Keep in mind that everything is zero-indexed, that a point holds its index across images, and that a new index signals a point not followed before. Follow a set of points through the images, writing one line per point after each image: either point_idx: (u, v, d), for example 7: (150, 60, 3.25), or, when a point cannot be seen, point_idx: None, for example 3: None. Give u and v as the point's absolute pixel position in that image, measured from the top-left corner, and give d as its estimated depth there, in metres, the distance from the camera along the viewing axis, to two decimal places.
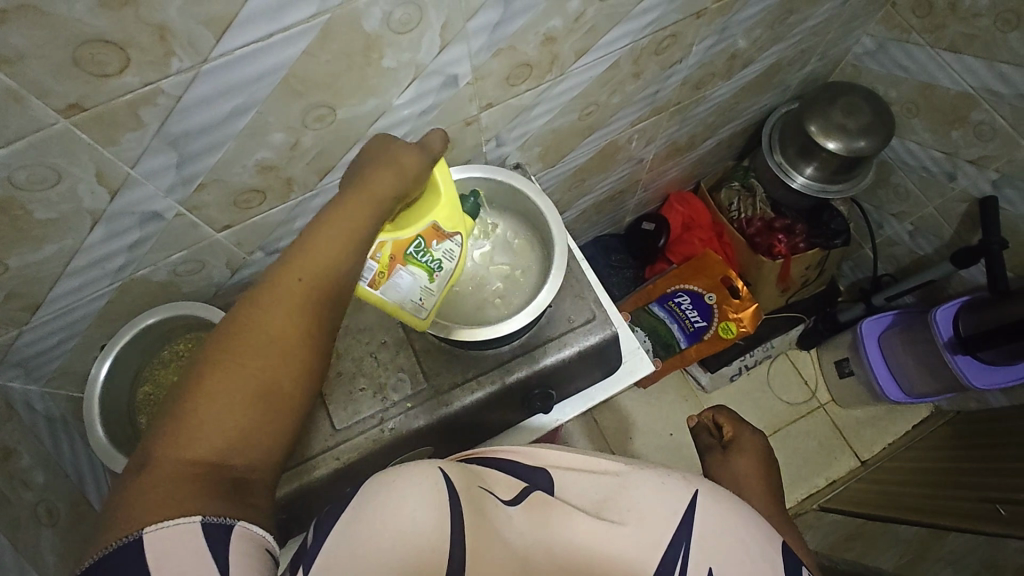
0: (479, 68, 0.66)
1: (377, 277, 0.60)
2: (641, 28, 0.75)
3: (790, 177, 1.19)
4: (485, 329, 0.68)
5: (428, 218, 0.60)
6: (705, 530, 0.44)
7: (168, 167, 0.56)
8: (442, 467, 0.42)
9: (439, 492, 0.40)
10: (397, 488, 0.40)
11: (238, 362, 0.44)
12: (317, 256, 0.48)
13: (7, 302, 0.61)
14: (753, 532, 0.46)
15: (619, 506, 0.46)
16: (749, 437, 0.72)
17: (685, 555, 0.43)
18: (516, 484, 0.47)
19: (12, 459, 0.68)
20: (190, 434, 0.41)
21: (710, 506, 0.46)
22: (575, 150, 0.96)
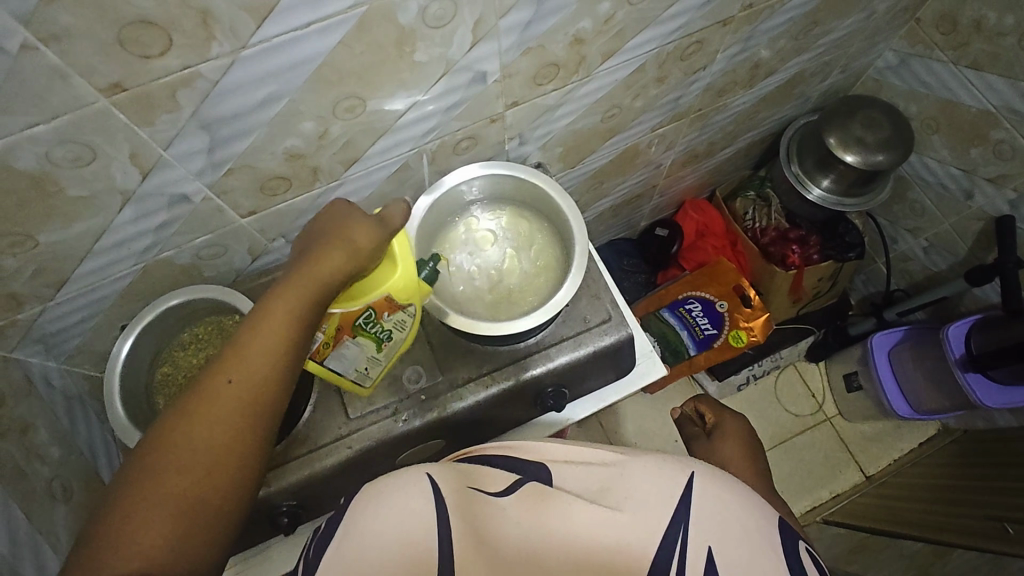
0: (507, 66, 0.67)
1: (323, 347, 0.62)
2: (668, 33, 0.76)
3: (806, 189, 1.19)
4: (498, 325, 0.68)
5: (380, 292, 0.60)
6: (703, 508, 0.45)
7: (198, 151, 0.57)
8: (429, 472, 0.45)
9: (427, 496, 0.43)
10: (384, 497, 0.43)
11: (167, 470, 0.44)
12: (259, 350, 0.49)
13: (35, 278, 0.62)
14: (754, 519, 0.46)
15: (619, 495, 0.46)
16: (731, 422, 0.73)
17: (685, 534, 0.44)
18: (511, 478, 0.48)
19: (28, 433, 0.69)
20: (115, 551, 0.40)
21: (710, 489, 0.46)
22: (595, 152, 0.96)
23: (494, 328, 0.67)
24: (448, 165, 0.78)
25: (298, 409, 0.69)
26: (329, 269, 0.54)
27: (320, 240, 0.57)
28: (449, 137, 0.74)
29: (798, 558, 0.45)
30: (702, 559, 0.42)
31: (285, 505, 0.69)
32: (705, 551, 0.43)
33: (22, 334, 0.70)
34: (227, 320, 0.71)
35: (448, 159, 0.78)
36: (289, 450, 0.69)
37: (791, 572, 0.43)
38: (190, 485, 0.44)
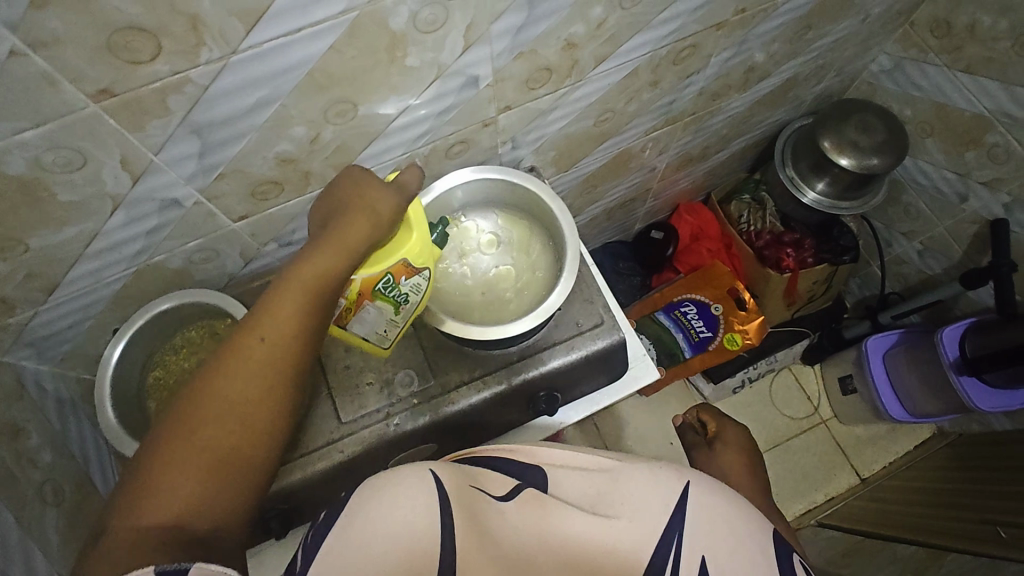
0: (500, 71, 0.67)
1: (345, 310, 0.63)
2: (661, 37, 0.76)
3: (800, 193, 1.20)
4: (490, 329, 0.68)
5: (397, 256, 0.59)
6: (698, 515, 0.45)
7: (189, 155, 0.57)
8: (433, 468, 0.43)
9: (430, 495, 0.41)
10: (388, 493, 0.41)
11: (197, 431, 0.45)
12: (288, 311, 0.50)
13: (26, 282, 0.62)
14: (750, 525, 0.46)
15: (613, 504, 0.46)
16: (733, 433, 0.73)
17: (678, 543, 0.44)
18: (507, 483, 0.47)
19: (19, 437, 0.69)
20: (155, 495, 0.43)
21: (706, 497, 0.47)
22: (589, 156, 0.96)
23: (485, 332, 0.68)
24: (441, 169, 0.78)
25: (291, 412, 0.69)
26: (356, 238, 0.54)
27: (342, 207, 0.56)
28: (442, 141, 0.74)
29: (791, 561, 0.45)
30: (694, 565, 0.43)
31: (277, 509, 0.68)
32: (699, 560, 0.43)
33: (14, 338, 0.70)
34: (219, 323, 0.71)
35: (442, 163, 0.78)
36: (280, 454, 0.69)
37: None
38: (218, 443, 0.46)
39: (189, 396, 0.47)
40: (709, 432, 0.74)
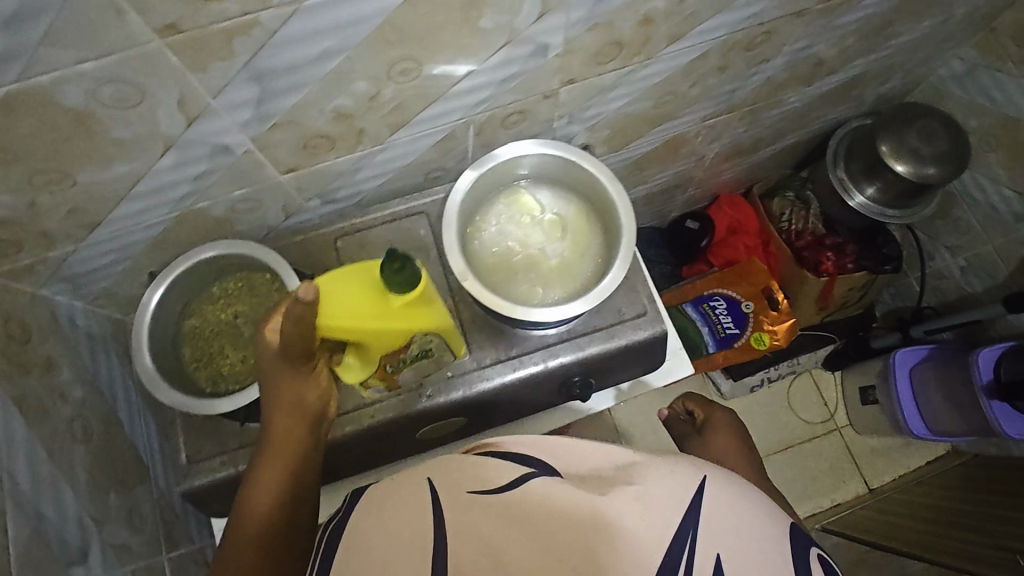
0: (571, 41, 0.63)
1: (386, 385, 0.69)
2: (739, 21, 0.71)
3: (848, 196, 1.16)
4: (530, 309, 0.67)
5: (379, 350, 0.62)
6: (712, 513, 0.43)
7: (248, 102, 0.55)
8: (429, 474, 0.46)
9: (422, 495, 0.44)
10: (388, 498, 0.45)
11: (242, 525, 0.54)
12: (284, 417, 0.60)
13: (69, 218, 0.61)
14: (765, 530, 0.44)
15: (619, 499, 0.43)
16: (728, 423, 0.72)
17: (692, 539, 0.41)
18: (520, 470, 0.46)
19: (52, 372, 0.69)
20: None
21: (720, 494, 0.45)
22: (642, 138, 0.93)
23: (524, 312, 0.66)
24: (494, 138, 0.76)
25: None
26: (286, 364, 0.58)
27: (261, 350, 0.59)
28: (499, 110, 0.71)
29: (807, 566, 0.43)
30: (709, 563, 0.40)
31: None
32: (712, 555, 0.41)
33: (53, 272, 0.69)
34: (256, 277, 0.70)
35: (496, 132, 0.75)
36: None
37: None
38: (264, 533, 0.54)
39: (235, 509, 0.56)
40: (705, 420, 0.73)
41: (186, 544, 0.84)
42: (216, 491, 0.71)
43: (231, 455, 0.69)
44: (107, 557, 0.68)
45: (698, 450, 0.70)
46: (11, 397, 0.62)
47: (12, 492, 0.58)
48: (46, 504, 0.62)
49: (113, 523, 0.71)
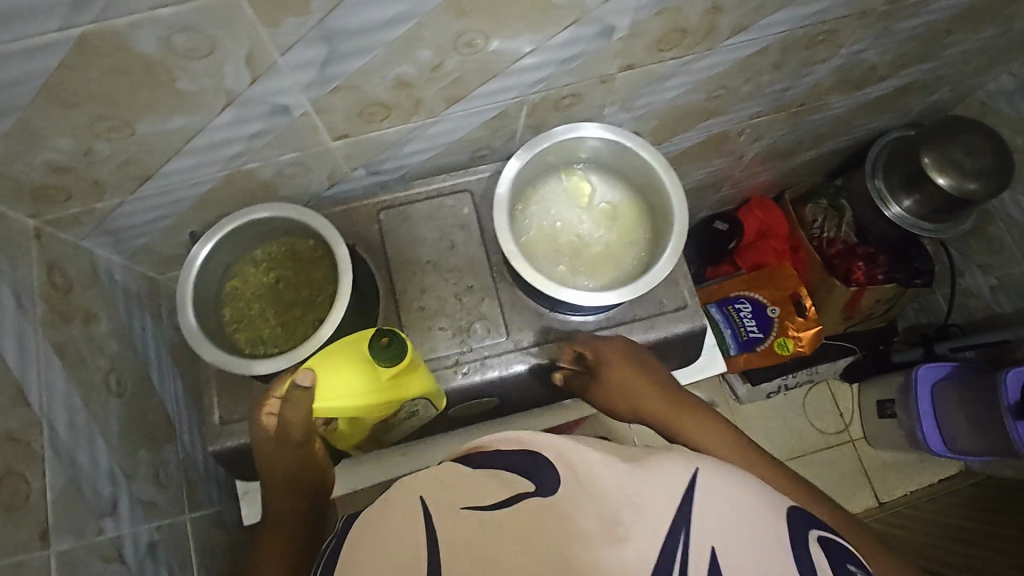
0: (637, 25, 0.63)
1: (375, 439, 0.72)
2: (804, 17, 0.70)
3: (885, 206, 1.14)
4: (572, 292, 0.66)
5: (368, 421, 0.63)
6: (709, 508, 0.38)
7: (313, 63, 0.54)
8: (422, 492, 0.40)
9: (415, 519, 0.38)
10: (386, 515, 0.40)
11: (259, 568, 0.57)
12: (286, 467, 0.61)
13: (121, 169, 0.61)
14: (770, 525, 0.39)
15: (606, 508, 0.37)
16: (621, 368, 0.65)
17: (685, 537, 0.37)
18: (505, 474, 0.40)
19: (89, 322, 0.69)
20: None
21: (715, 487, 0.40)
22: (687, 132, 0.92)
23: (567, 294, 0.65)
24: (545, 121, 0.76)
25: None
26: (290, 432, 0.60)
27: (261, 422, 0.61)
28: (555, 92, 0.71)
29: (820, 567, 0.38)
30: (704, 561, 0.36)
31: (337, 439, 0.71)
32: (708, 551, 0.36)
33: (97, 223, 0.69)
34: (300, 244, 0.69)
35: (547, 115, 0.75)
36: None
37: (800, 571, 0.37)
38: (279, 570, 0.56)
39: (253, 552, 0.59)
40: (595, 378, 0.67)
41: (207, 505, 0.84)
42: (244, 454, 0.71)
43: None
44: (135, 510, 0.69)
45: (604, 411, 0.67)
46: (52, 345, 0.62)
47: (50, 438, 0.59)
48: (81, 453, 0.63)
49: (141, 478, 0.72)
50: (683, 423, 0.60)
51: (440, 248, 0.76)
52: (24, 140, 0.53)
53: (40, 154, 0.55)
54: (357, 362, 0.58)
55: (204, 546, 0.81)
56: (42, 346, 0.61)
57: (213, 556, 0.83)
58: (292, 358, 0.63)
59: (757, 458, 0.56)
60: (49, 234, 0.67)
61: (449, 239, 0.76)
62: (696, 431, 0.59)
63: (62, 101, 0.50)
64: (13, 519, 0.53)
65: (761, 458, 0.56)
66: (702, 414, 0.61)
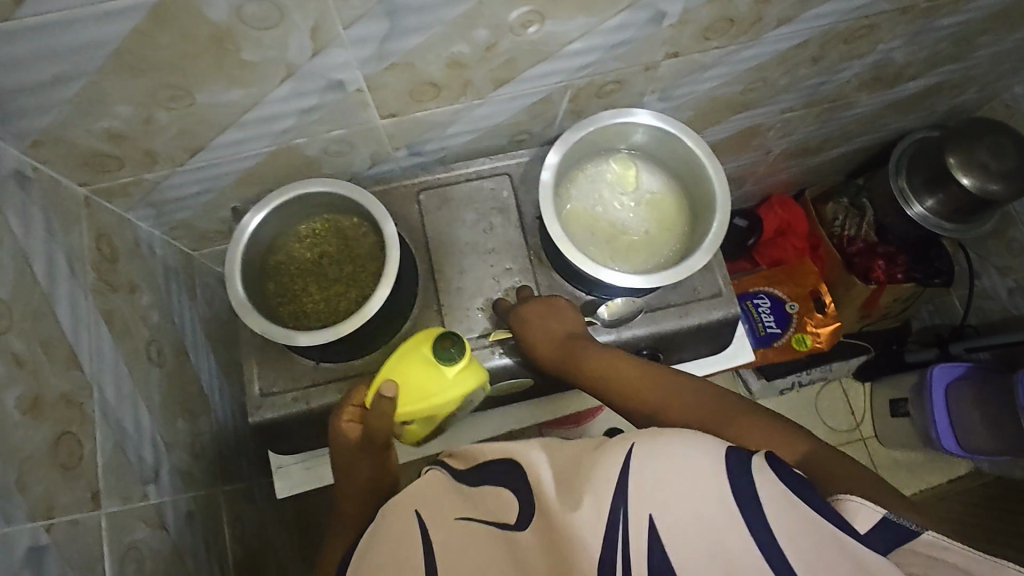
0: (688, 12, 0.64)
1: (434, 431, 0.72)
2: (847, 11, 0.71)
3: (906, 205, 1.15)
4: (613, 273, 0.66)
5: (438, 417, 0.64)
6: (647, 486, 0.41)
7: (374, 37, 0.55)
8: (419, 506, 0.48)
9: (414, 525, 0.46)
10: (393, 520, 0.48)
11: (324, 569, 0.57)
12: (358, 473, 0.62)
13: (176, 139, 0.61)
14: (713, 497, 0.40)
15: (556, 518, 0.41)
16: (527, 323, 0.68)
17: (626, 514, 0.40)
18: (496, 490, 0.47)
19: (133, 292, 0.70)
20: None
21: (655, 463, 0.42)
22: (719, 125, 0.93)
23: (610, 276, 0.66)
24: (586, 107, 0.77)
25: (399, 319, 0.70)
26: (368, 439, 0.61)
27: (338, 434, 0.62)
28: (599, 78, 0.71)
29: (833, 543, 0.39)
30: (645, 534, 0.39)
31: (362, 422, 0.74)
32: (647, 521, 0.39)
33: (143, 195, 0.70)
34: (344, 221, 0.70)
35: (588, 101, 0.76)
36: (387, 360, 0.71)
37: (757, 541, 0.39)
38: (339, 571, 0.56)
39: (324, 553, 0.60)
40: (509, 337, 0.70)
41: (236, 479, 0.85)
42: (282, 427, 0.71)
43: (303, 392, 0.70)
44: (174, 479, 0.70)
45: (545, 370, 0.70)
46: (101, 312, 0.63)
47: (100, 402, 0.60)
48: (126, 419, 0.64)
49: (178, 448, 0.72)
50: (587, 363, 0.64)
51: (478, 230, 0.76)
52: (88, 104, 0.54)
53: (101, 120, 0.56)
54: (418, 365, 0.59)
55: (234, 518, 0.82)
56: (92, 312, 0.62)
57: (242, 529, 0.84)
58: (339, 332, 0.63)
59: (666, 380, 0.61)
60: (97, 203, 0.67)
61: (488, 221, 0.76)
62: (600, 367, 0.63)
63: (130, 67, 0.51)
64: (68, 478, 0.53)
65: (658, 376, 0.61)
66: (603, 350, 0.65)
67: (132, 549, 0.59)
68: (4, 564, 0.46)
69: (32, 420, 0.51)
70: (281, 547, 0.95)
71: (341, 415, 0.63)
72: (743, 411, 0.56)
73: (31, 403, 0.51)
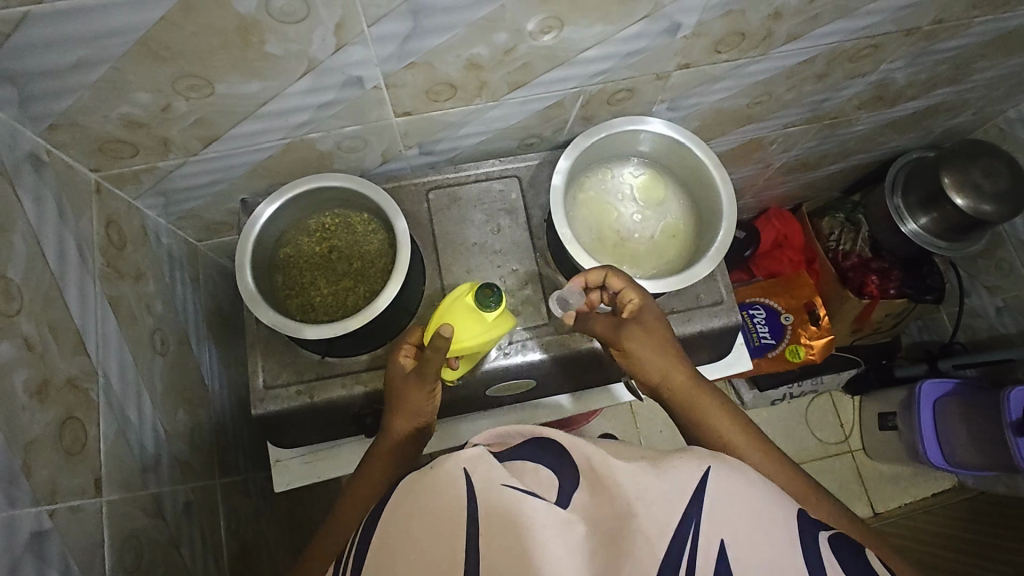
0: (702, 25, 0.65)
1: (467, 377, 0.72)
2: (855, 30, 0.73)
3: (901, 221, 1.17)
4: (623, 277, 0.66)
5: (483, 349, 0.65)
6: (719, 507, 0.39)
7: (396, 36, 0.55)
8: (467, 470, 0.40)
9: (458, 500, 0.39)
10: (428, 490, 0.40)
11: (354, 488, 0.63)
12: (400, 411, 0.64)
13: (191, 128, 0.62)
14: (778, 531, 0.39)
15: (617, 503, 0.39)
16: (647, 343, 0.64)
17: (696, 530, 0.37)
18: (536, 468, 0.42)
19: (138, 279, 0.69)
20: (329, 536, 0.60)
21: (725, 488, 0.40)
22: (725, 136, 0.95)
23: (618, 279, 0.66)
24: (598, 114, 0.78)
25: (406, 316, 0.71)
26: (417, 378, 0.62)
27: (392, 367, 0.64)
28: (611, 86, 0.72)
29: (818, 556, 0.38)
30: (713, 551, 0.37)
31: (366, 418, 0.73)
32: (717, 544, 0.37)
33: (153, 183, 0.69)
34: (354, 217, 0.71)
35: (600, 108, 0.77)
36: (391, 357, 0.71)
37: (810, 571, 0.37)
38: (367, 489, 0.62)
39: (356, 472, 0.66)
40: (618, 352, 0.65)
41: (231, 472, 0.85)
42: (284, 419, 0.71)
43: (307, 385, 0.70)
44: (173, 470, 0.69)
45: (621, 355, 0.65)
46: (108, 298, 0.63)
47: (105, 388, 0.59)
48: (130, 407, 0.63)
49: (177, 438, 0.72)
50: (704, 407, 0.63)
51: (487, 232, 0.76)
52: (107, 89, 0.54)
53: (119, 106, 0.56)
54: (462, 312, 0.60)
55: (229, 512, 0.82)
56: (99, 298, 0.61)
57: (237, 522, 0.83)
58: (348, 327, 0.63)
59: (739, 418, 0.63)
60: (107, 189, 0.67)
61: (496, 222, 0.77)
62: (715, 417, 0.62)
63: (153, 53, 0.51)
64: (72, 463, 0.53)
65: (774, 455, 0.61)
66: (721, 403, 0.64)
67: (131, 538, 0.59)
68: (8, 548, 0.45)
69: (39, 403, 0.50)
70: (274, 543, 0.95)
71: (398, 350, 0.65)
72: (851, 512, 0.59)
73: (39, 386, 0.51)
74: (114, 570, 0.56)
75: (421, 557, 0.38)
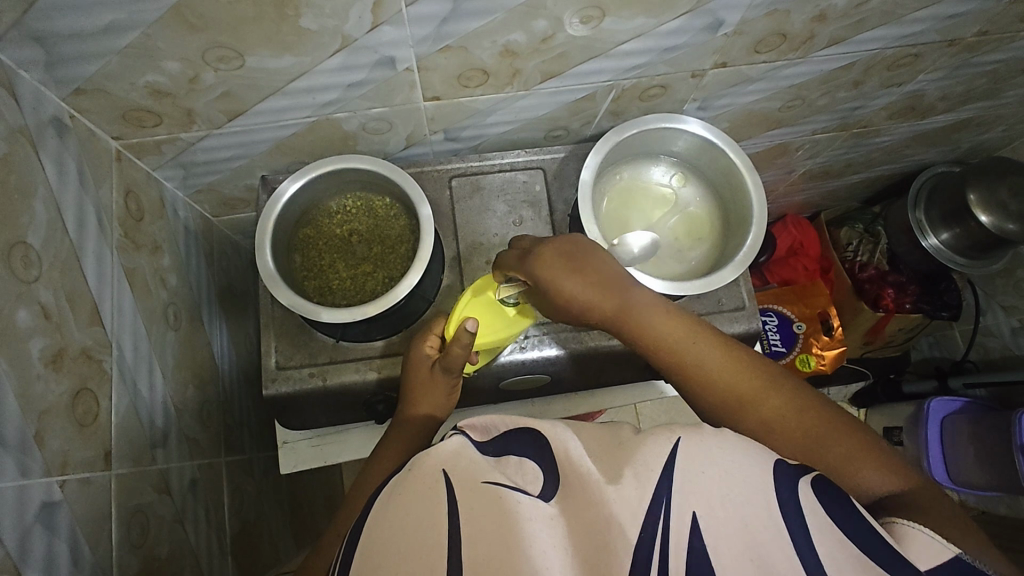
0: (745, 23, 0.63)
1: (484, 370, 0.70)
2: (897, 37, 0.72)
3: (921, 236, 1.16)
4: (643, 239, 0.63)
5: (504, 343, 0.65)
6: (691, 483, 0.37)
7: (434, 17, 0.54)
8: (447, 471, 0.39)
9: (439, 502, 0.38)
10: (410, 494, 0.39)
11: (368, 477, 0.62)
12: (420, 396, 0.64)
13: (217, 101, 0.60)
14: (759, 500, 0.36)
15: (592, 497, 0.37)
16: (563, 281, 0.55)
17: (667, 509, 0.36)
18: (519, 462, 0.41)
19: (152, 249, 0.68)
20: (341, 523, 0.58)
21: (701, 459, 0.38)
22: (752, 139, 0.93)
23: (637, 239, 0.62)
24: (628, 109, 0.76)
25: (422, 303, 0.69)
26: (438, 365, 0.62)
27: (411, 353, 0.64)
28: (645, 81, 0.71)
29: (814, 553, 0.34)
30: (685, 527, 0.35)
31: (375, 402, 0.72)
32: (689, 518, 0.35)
33: (173, 156, 0.68)
34: (377, 202, 0.70)
35: (631, 103, 0.75)
36: (403, 343, 0.70)
37: (795, 555, 0.34)
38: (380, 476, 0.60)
39: (370, 461, 0.64)
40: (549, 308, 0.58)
41: (237, 451, 0.85)
42: (294, 403, 0.70)
43: (320, 369, 0.69)
44: (181, 446, 0.69)
45: (552, 315, 0.59)
46: (124, 270, 0.62)
47: (118, 361, 0.59)
48: (141, 380, 0.62)
49: (185, 413, 0.71)
50: (661, 344, 0.56)
51: (508, 223, 0.75)
52: (135, 56, 0.52)
53: (147, 75, 0.55)
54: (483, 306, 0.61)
55: (233, 491, 0.82)
56: (116, 270, 0.61)
57: (241, 502, 0.83)
58: (365, 313, 0.61)
59: (701, 349, 0.55)
60: (127, 159, 0.66)
61: (519, 214, 0.76)
62: (665, 343, 0.56)
63: (186, 22, 0.49)
64: (83, 435, 0.52)
65: (731, 349, 0.56)
66: (678, 334, 0.56)
67: (138, 512, 0.58)
68: (18, 519, 0.44)
69: (54, 372, 0.50)
70: (275, 524, 0.94)
71: (424, 339, 0.64)
72: (844, 439, 0.51)
73: (54, 355, 0.50)
74: (121, 544, 0.56)
75: (396, 555, 0.36)
